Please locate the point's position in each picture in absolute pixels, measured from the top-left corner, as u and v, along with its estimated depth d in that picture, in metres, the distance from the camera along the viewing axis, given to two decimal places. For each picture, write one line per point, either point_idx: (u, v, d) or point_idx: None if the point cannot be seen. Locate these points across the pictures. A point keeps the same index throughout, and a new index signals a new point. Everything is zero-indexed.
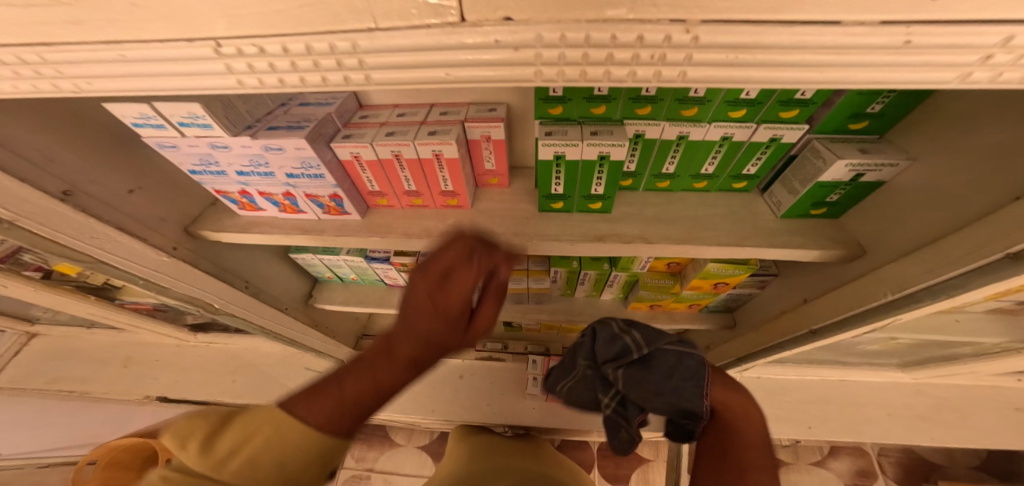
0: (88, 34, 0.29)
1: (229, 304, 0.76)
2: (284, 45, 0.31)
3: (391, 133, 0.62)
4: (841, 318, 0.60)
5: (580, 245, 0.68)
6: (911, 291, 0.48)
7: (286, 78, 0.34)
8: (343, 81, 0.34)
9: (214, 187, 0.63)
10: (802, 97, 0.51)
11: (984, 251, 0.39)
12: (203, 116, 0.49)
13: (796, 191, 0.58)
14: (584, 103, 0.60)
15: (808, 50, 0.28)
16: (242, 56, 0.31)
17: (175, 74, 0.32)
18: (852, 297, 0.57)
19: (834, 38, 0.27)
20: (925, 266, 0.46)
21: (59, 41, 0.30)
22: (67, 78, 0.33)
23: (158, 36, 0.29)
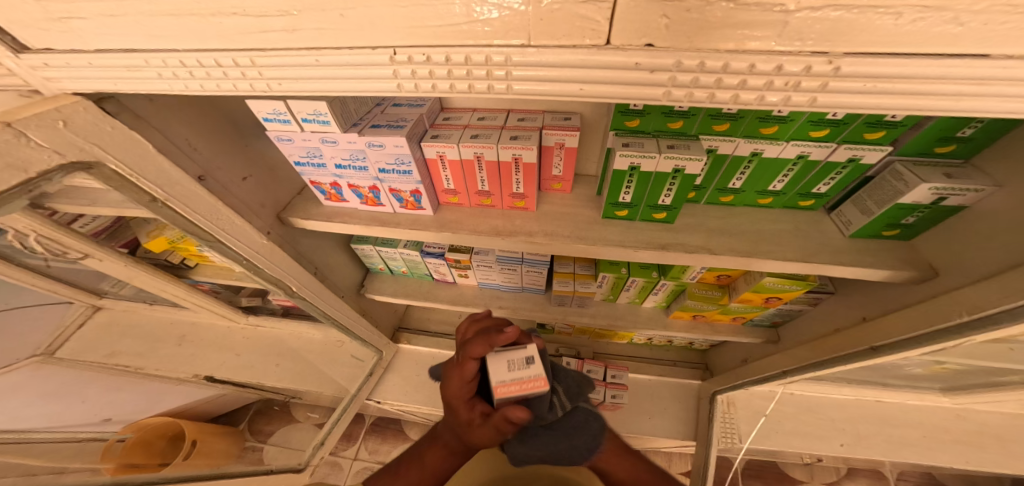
0: (295, 39, 0.35)
1: (304, 288, 0.79)
2: (449, 55, 0.36)
3: (475, 136, 0.66)
4: (907, 338, 0.60)
5: (643, 252, 0.71)
6: (989, 312, 0.48)
7: (439, 85, 0.39)
8: (487, 88, 0.39)
9: (311, 178, 0.68)
10: (891, 120, 0.53)
11: None
12: (326, 114, 0.54)
13: (871, 212, 0.61)
14: (662, 118, 0.63)
15: (953, 79, 0.29)
16: (411, 63, 0.36)
17: (355, 79, 0.38)
18: (924, 317, 0.57)
19: (982, 70, 0.29)
20: (1005, 290, 0.47)
21: (270, 47, 0.36)
22: (263, 79, 0.39)
23: (351, 44, 0.35)
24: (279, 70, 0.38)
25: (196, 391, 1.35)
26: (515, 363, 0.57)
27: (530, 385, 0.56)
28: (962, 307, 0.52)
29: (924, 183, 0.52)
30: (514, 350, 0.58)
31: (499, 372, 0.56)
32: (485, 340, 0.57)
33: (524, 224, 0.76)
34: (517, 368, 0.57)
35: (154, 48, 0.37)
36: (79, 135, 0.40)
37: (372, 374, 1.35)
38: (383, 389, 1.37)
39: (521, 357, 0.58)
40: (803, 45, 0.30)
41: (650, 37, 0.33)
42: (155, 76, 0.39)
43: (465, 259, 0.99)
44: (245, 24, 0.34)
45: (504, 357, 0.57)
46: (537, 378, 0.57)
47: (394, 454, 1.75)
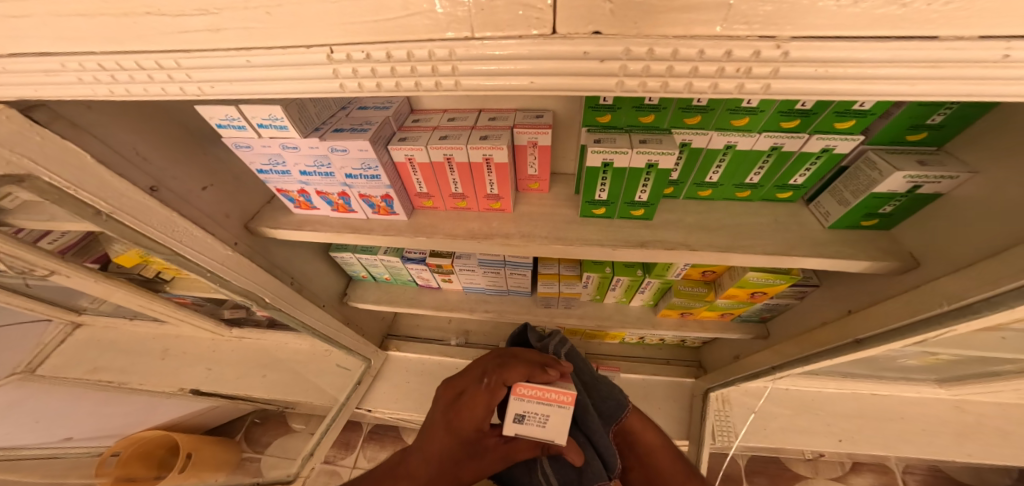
0: (221, 40, 0.34)
1: (278, 299, 0.78)
2: (389, 52, 0.34)
3: (444, 137, 0.64)
4: (895, 328, 0.58)
5: (622, 250, 0.69)
6: (968, 301, 0.47)
7: (384, 83, 0.37)
8: (435, 86, 0.37)
9: (277, 186, 0.66)
10: (860, 108, 0.52)
11: None
12: (281, 118, 0.52)
13: (847, 202, 0.59)
14: (633, 112, 0.62)
15: (906, 62, 0.28)
16: (350, 61, 0.35)
17: (291, 77, 0.36)
18: (908, 306, 0.56)
19: (932, 52, 0.27)
20: (986, 279, 0.46)
21: (194, 48, 0.34)
22: (193, 82, 0.38)
23: (282, 43, 0.34)
24: (210, 72, 0.36)
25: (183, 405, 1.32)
26: (533, 414, 0.57)
27: (550, 392, 0.56)
28: (942, 296, 0.51)
29: (897, 171, 0.51)
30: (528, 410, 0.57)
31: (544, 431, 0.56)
32: (526, 371, 0.58)
33: (501, 226, 0.74)
34: (545, 419, 0.56)
35: (66, 51, 0.36)
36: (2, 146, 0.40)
37: (360, 383, 1.33)
38: (374, 397, 1.35)
39: (536, 413, 0.57)
40: (750, 28, 0.29)
41: (596, 23, 0.31)
42: (76, 80, 0.38)
43: (447, 264, 0.97)
44: (162, 24, 0.33)
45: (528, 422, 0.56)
46: (557, 392, 0.56)
47: None
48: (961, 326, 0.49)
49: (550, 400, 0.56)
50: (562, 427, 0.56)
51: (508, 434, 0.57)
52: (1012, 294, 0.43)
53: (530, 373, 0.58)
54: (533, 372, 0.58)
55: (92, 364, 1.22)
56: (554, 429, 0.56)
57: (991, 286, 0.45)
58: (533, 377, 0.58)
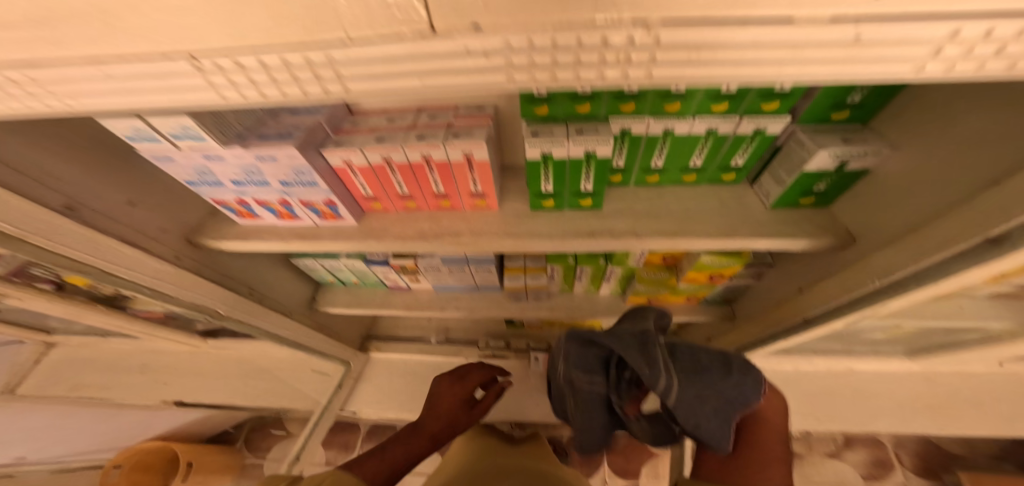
0: (70, 52, 0.32)
1: (234, 310, 0.77)
2: (261, 61, 0.33)
3: (380, 139, 0.62)
4: (839, 306, 0.59)
5: (572, 242, 0.68)
6: (897, 277, 0.49)
7: (266, 91, 0.36)
8: (323, 91, 0.36)
9: (211, 197, 0.64)
10: (781, 90, 0.53)
11: (964, 235, 0.40)
12: (194, 128, 0.50)
13: (784, 181, 0.60)
14: (568, 102, 0.61)
15: (771, 44, 0.28)
16: (221, 70, 0.33)
17: (159, 87, 0.35)
18: (846, 284, 0.57)
19: (792, 32, 0.27)
20: (909, 253, 0.47)
21: (42, 59, 0.32)
22: (56, 97, 0.37)
23: (136, 53, 0.32)
24: (96, 84, 0.35)
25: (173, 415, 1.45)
26: (469, 194, 0.70)
27: (460, 197, 0.72)
28: (873, 272, 0.52)
29: (823, 149, 0.52)
30: (462, 194, 0.71)
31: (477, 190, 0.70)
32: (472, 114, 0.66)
33: (452, 224, 0.73)
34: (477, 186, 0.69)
35: None
36: None
37: (342, 386, 1.32)
38: (358, 400, 1.36)
39: (469, 194, 0.70)
40: (621, 12, 0.27)
41: (471, 14, 0.29)
42: None
43: (411, 264, 0.96)
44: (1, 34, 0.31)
45: (467, 188, 0.69)
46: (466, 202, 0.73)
47: None
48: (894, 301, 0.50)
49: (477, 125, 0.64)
50: (489, 186, 0.68)
51: (471, 188, 0.69)
52: (940, 268, 0.43)
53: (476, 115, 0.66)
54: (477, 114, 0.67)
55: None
56: (486, 187, 0.69)
57: (917, 261, 0.46)
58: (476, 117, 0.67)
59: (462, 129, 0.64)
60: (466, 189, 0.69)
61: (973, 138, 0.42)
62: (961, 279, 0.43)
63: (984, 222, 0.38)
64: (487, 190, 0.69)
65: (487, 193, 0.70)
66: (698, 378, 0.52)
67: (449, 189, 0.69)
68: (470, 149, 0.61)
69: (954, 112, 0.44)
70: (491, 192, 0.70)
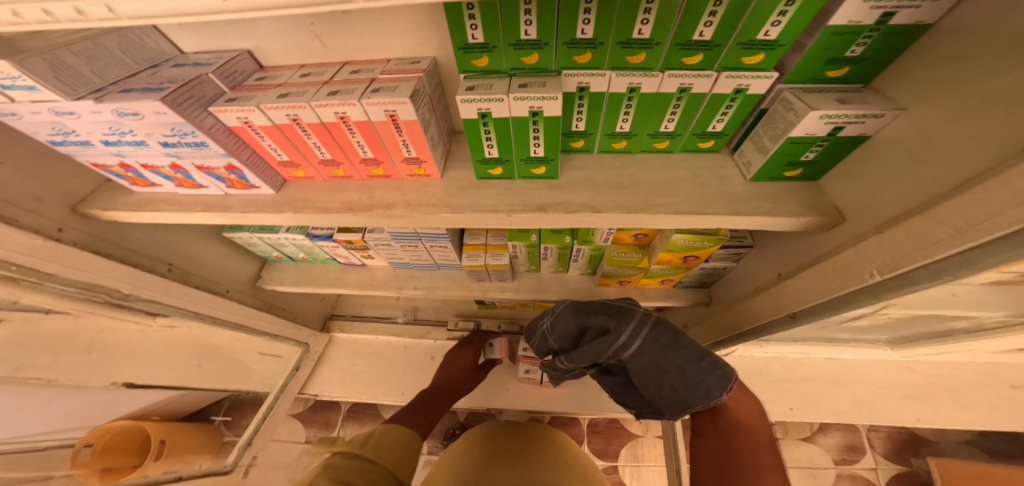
0: None
1: (142, 289, 0.70)
2: None
3: (285, 94, 0.52)
4: (832, 299, 0.49)
5: (520, 215, 0.59)
6: (901, 272, 0.39)
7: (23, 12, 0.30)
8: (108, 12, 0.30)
9: (89, 159, 0.55)
10: (765, 38, 0.43)
11: (983, 227, 0.30)
12: (21, 76, 0.39)
13: (767, 149, 0.50)
14: (513, 52, 0.50)
15: None
16: None
17: None
18: (839, 275, 0.47)
19: None
20: (914, 243, 0.37)
21: None
22: None
23: None
24: None
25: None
26: (405, 158, 0.60)
27: (393, 164, 0.62)
28: (871, 264, 0.42)
29: (813, 110, 0.43)
30: (395, 159, 0.61)
31: (410, 154, 0.60)
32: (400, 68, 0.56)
33: (385, 195, 0.63)
34: (410, 147, 0.58)
35: None
36: None
37: (298, 369, 1.30)
38: (319, 381, 1.34)
39: (403, 157, 0.60)
40: None
41: None
42: None
43: (358, 239, 0.87)
44: None
45: (399, 152, 0.59)
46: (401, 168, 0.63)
47: None
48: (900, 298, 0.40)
49: (404, 80, 0.54)
50: (423, 148, 0.58)
51: (405, 152, 0.59)
52: (960, 262, 0.33)
53: (405, 69, 0.56)
54: (409, 69, 0.56)
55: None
56: (420, 151, 0.59)
57: (926, 255, 0.35)
58: (406, 71, 0.56)
59: (388, 82, 0.53)
60: (398, 153, 0.59)
61: (1002, 95, 0.31)
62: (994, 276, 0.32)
63: (1010, 208, 0.28)
64: (423, 153, 0.59)
65: (423, 158, 0.60)
66: (664, 350, 0.54)
67: (378, 153, 0.59)
68: (393, 106, 0.51)
69: (983, 62, 0.33)
70: (429, 157, 0.60)
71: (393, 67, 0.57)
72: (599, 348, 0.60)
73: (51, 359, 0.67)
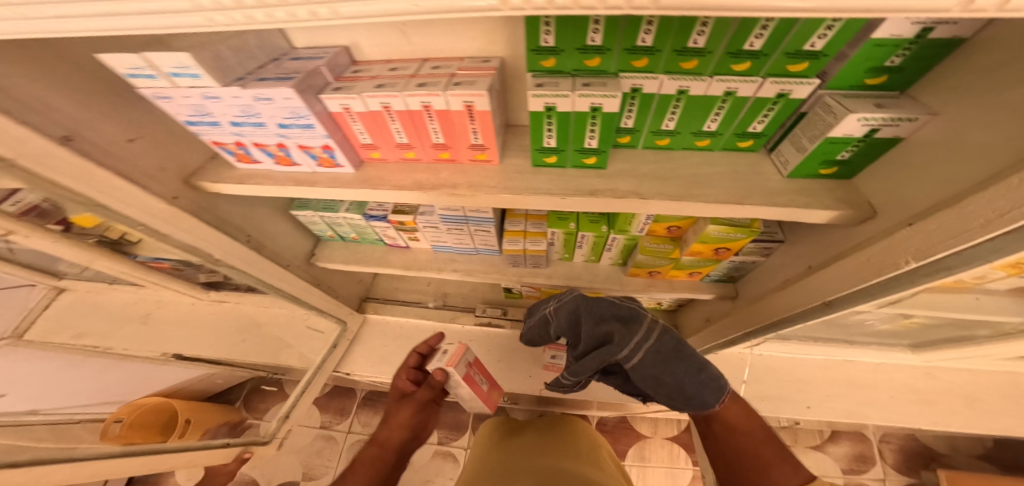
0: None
1: (229, 256, 0.80)
2: None
3: (380, 86, 0.61)
4: (862, 288, 0.54)
5: (572, 199, 0.66)
6: (937, 258, 0.43)
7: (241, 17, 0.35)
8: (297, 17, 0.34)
9: (210, 138, 0.63)
10: (811, 49, 0.49)
11: (1009, 214, 0.34)
12: (193, 67, 0.49)
13: (805, 148, 0.57)
14: (577, 55, 0.57)
15: None
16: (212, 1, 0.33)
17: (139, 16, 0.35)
18: (869, 266, 0.52)
19: None
20: (949, 231, 0.40)
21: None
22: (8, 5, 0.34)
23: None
24: None
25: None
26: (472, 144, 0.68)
27: (459, 150, 0.70)
28: (908, 252, 0.46)
29: (851, 113, 0.49)
30: (463, 145, 0.68)
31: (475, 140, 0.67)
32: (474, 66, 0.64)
33: (450, 177, 0.71)
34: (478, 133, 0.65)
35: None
36: None
37: (337, 346, 1.38)
38: (351, 361, 1.40)
39: (471, 143, 0.67)
40: None
41: None
42: None
43: (409, 220, 0.95)
44: None
45: (467, 138, 0.67)
46: (465, 155, 0.71)
47: None
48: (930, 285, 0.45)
49: (479, 76, 0.62)
50: (490, 136, 0.65)
51: (474, 139, 0.67)
52: (993, 247, 0.37)
53: (477, 66, 0.64)
54: (480, 67, 0.63)
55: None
56: (486, 138, 0.66)
57: (959, 240, 0.39)
58: (479, 68, 0.64)
59: (467, 77, 0.61)
60: (468, 138, 0.67)
61: (1021, 107, 0.37)
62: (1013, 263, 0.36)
63: None
64: (489, 140, 0.67)
65: (487, 145, 0.68)
66: (666, 363, 0.57)
67: (450, 139, 0.67)
68: (472, 99, 0.59)
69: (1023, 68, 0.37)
70: (493, 143, 0.67)
71: (468, 65, 0.64)
72: (601, 357, 0.62)
73: (107, 329, 0.81)
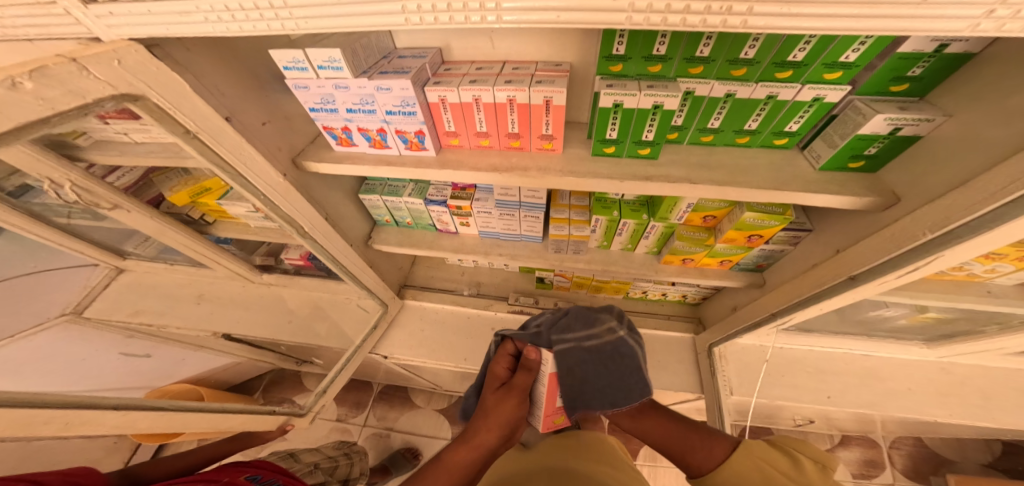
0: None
1: (314, 229, 0.90)
2: None
3: (473, 81, 0.71)
4: (884, 262, 0.63)
5: (628, 183, 0.76)
6: (950, 228, 0.52)
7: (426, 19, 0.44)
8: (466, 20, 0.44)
9: (323, 123, 0.75)
10: (846, 60, 0.60)
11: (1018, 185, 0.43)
12: (340, 61, 0.62)
13: (835, 145, 0.67)
14: (642, 62, 0.68)
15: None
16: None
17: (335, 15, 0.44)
18: (894, 239, 0.61)
19: None
20: (966, 204, 0.50)
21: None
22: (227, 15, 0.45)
23: None
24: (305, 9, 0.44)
25: (210, 356, 1.63)
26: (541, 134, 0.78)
27: (528, 140, 0.80)
28: (927, 224, 0.55)
29: (878, 114, 0.59)
30: (534, 135, 0.78)
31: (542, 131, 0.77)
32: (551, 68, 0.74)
33: (521, 161, 0.81)
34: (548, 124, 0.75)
35: None
36: (130, 73, 0.48)
37: (377, 328, 1.42)
38: (389, 344, 1.47)
39: (540, 131, 0.77)
40: None
41: None
42: (203, 20, 0.45)
43: (466, 205, 1.04)
44: None
45: (539, 128, 0.76)
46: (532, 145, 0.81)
47: (400, 420, 1.97)
48: (946, 253, 0.53)
49: (556, 75, 0.72)
50: (559, 126, 0.75)
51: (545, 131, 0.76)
52: (994, 216, 0.47)
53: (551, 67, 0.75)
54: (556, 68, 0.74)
55: (133, 306, 1.40)
56: (555, 129, 0.76)
57: (973, 210, 0.49)
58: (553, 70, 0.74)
59: (547, 76, 0.72)
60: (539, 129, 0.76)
61: None
62: (1010, 230, 0.45)
63: None
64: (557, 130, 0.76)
65: (553, 135, 0.77)
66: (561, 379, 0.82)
67: (521, 128, 0.77)
68: (551, 94, 0.69)
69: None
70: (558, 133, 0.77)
71: (545, 66, 0.76)
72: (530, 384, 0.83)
73: None
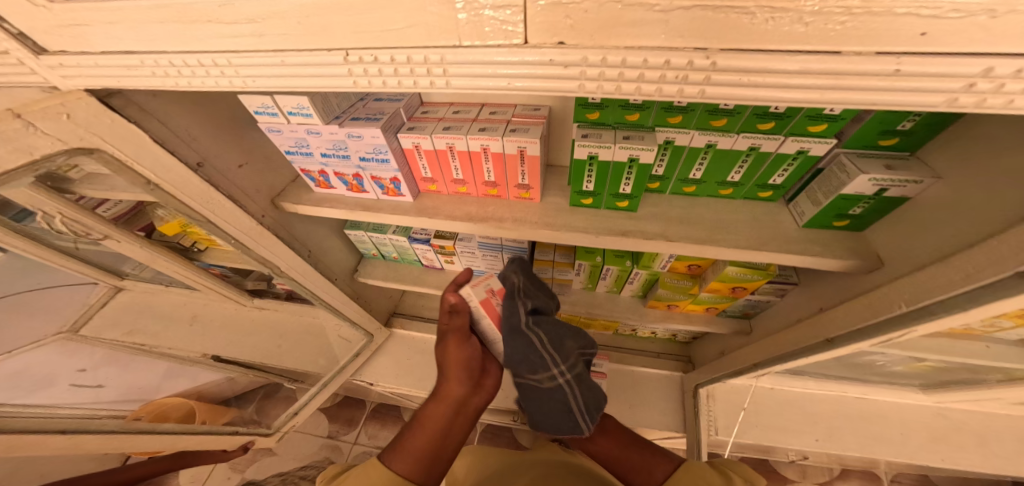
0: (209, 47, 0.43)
1: (291, 270, 0.90)
2: (376, 55, 0.41)
3: (447, 128, 0.71)
4: (863, 329, 0.60)
5: (605, 238, 0.74)
6: (926, 303, 0.50)
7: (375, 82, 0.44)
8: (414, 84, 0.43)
9: (300, 166, 0.75)
10: (830, 113, 0.58)
11: (999, 267, 0.41)
12: (308, 107, 0.62)
13: (820, 203, 0.65)
14: (619, 110, 0.67)
15: (789, 75, 0.34)
16: (363, 62, 0.42)
17: (282, 76, 0.44)
18: (872, 307, 0.58)
19: (832, 66, 0.33)
20: (944, 280, 0.47)
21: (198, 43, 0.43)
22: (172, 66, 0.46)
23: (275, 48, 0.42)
24: (254, 70, 0.44)
25: None
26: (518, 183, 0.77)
27: (506, 189, 0.79)
28: (904, 297, 0.53)
29: (863, 174, 0.56)
30: (512, 183, 0.77)
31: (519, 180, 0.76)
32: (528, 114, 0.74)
33: (497, 211, 0.80)
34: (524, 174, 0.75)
35: (147, 50, 0.44)
36: (82, 126, 0.49)
37: (359, 355, 1.44)
38: (374, 371, 1.48)
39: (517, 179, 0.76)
40: (686, 42, 0.34)
41: (560, 35, 0.36)
42: (149, 73, 0.47)
43: (449, 245, 1.04)
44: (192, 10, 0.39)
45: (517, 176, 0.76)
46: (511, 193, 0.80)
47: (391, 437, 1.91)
48: (921, 329, 0.51)
49: (532, 123, 0.72)
50: (535, 176, 0.74)
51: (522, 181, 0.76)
52: (968, 297, 0.44)
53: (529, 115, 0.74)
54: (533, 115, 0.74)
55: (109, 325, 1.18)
56: (531, 179, 0.75)
57: (949, 287, 0.46)
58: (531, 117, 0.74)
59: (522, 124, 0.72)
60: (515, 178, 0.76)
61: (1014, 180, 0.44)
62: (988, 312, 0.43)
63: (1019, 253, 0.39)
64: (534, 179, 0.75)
65: (532, 184, 0.77)
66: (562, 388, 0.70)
67: (498, 177, 0.76)
68: (524, 145, 0.69)
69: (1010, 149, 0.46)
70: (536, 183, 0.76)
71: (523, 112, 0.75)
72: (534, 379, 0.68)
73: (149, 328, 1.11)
